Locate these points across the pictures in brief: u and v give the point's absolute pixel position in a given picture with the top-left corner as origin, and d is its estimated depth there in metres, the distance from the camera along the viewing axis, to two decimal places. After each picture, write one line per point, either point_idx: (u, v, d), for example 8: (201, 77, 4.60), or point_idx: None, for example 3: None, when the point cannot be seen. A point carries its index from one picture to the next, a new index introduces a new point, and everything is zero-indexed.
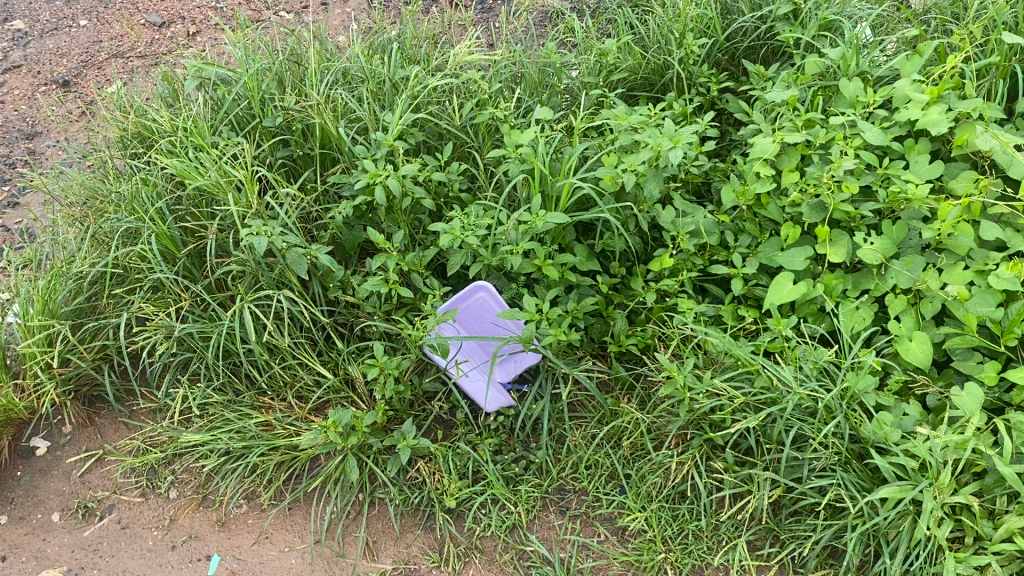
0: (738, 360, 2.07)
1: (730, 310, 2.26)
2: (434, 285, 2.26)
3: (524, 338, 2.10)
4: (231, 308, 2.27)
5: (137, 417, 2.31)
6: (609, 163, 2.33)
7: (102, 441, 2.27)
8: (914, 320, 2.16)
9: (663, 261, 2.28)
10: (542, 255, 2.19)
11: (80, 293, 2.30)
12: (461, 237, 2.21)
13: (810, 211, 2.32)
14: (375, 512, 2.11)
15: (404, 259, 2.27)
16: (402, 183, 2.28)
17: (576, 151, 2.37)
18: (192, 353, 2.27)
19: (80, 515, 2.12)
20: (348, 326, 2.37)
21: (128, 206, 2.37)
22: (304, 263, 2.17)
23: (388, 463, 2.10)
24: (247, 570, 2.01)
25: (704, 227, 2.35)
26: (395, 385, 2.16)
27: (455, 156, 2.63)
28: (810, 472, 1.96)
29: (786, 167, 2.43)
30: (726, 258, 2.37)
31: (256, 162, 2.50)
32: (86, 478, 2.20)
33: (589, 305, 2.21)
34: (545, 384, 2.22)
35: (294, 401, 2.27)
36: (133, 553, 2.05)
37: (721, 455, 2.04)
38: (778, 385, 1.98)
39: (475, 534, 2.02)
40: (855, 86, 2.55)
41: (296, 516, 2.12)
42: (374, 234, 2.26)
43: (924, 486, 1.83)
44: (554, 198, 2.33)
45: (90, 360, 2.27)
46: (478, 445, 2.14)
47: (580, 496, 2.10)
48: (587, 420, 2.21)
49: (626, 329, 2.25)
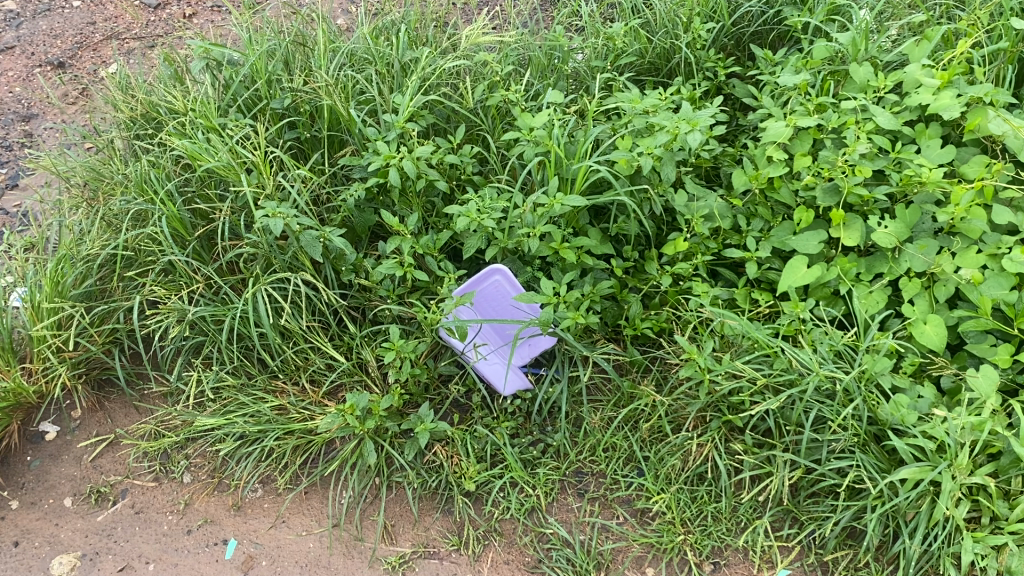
0: (756, 343, 2.07)
1: (744, 293, 2.27)
2: (449, 269, 2.25)
3: (542, 321, 2.09)
4: (243, 292, 2.24)
5: (148, 401, 2.28)
6: (623, 146, 2.32)
7: (112, 426, 2.24)
8: (927, 303, 2.18)
9: (677, 245, 2.29)
10: (559, 239, 2.19)
11: (90, 276, 2.26)
12: (476, 219, 2.20)
13: (824, 195, 2.33)
14: (393, 496, 2.10)
15: (418, 242, 2.25)
16: (416, 165, 2.26)
17: (590, 134, 2.36)
18: (204, 336, 2.24)
19: (92, 500, 2.10)
20: (361, 310, 2.36)
21: (137, 188, 2.33)
22: (319, 245, 2.14)
23: (405, 447, 2.09)
24: (265, 554, 2.00)
25: (718, 211, 2.35)
26: (412, 368, 2.15)
27: (465, 138, 2.61)
28: (829, 454, 1.97)
29: (799, 151, 2.44)
30: (739, 242, 2.37)
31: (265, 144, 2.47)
32: (98, 463, 2.17)
33: (605, 288, 2.20)
34: (561, 367, 2.22)
35: (307, 385, 2.26)
36: (147, 538, 2.04)
37: (740, 437, 2.04)
38: (796, 366, 1.99)
39: (494, 518, 2.02)
40: (866, 70, 2.55)
41: (313, 500, 2.10)
42: (388, 216, 2.24)
43: (943, 467, 1.83)
44: (569, 181, 2.32)
45: (100, 343, 2.24)
46: (495, 428, 2.13)
47: (597, 479, 2.10)
48: (603, 403, 2.20)
49: (641, 313, 2.25)
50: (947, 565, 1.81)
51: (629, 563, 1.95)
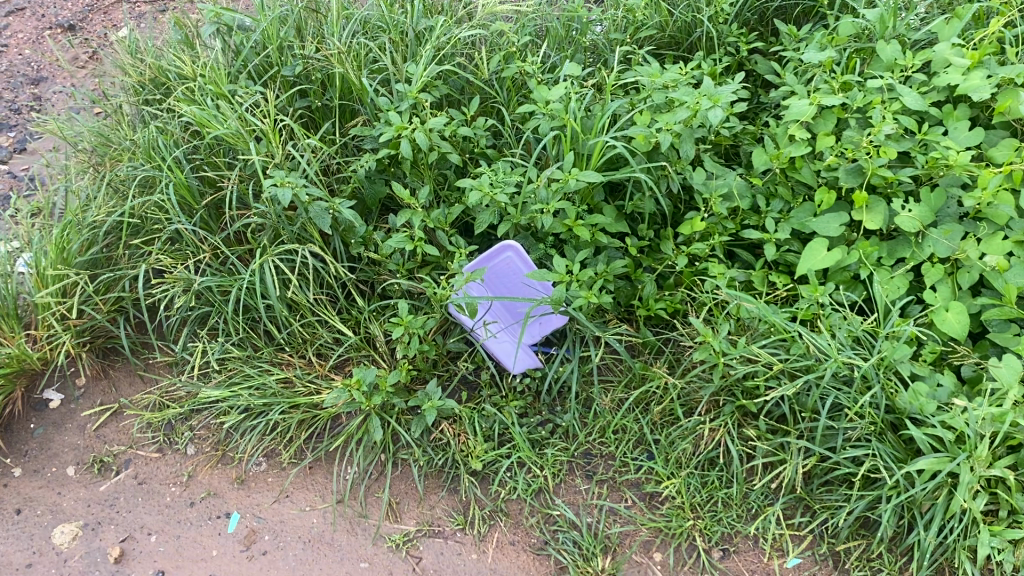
0: (773, 327, 2.02)
1: (761, 276, 2.23)
2: (460, 244, 2.21)
3: (554, 299, 2.04)
4: (250, 262, 2.20)
5: (153, 371, 2.25)
6: (642, 121, 2.26)
7: (116, 396, 2.22)
8: (950, 290, 2.13)
9: (694, 225, 2.25)
10: (573, 216, 2.15)
11: (96, 243, 2.22)
12: (489, 194, 2.15)
13: (847, 175, 2.25)
14: (398, 473, 2.07)
15: (429, 216, 2.22)
16: (428, 137, 2.21)
17: (607, 108, 2.30)
18: (210, 307, 2.20)
19: (95, 470, 2.09)
20: (369, 284, 2.32)
21: (144, 155, 2.28)
22: (328, 217, 2.10)
23: (412, 423, 2.06)
24: (268, 529, 1.98)
25: (736, 190, 2.31)
26: (420, 344, 2.12)
27: (479, 110, 2.55)
28: (845, 442, 1.92)
29: (822, 130, 2.37)
30: (757, 223, 2.32)
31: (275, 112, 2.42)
32: (101, 432, 2.15)
33: (619, 267, 2.16)
34: (572, 347, 2.17)
35: (314, 358, 2.23)
36: (150, 509, 2.02)
37: (754, 423, 1.99)
38: (813, 352, 1.93)
39: (500, 498, 1.99)
40: (893, 49, 2.48)
41: (318, 474, 2.08)
42: (399, 189, 2.19)
43: (961, 458, 1.79)
44: (585, 157, 2.27)
45: (105, 312, 2.20)
46: (503, 407, 2.10)
47: (606, 461, 2.06)
48: (614, 384, 2.15)
49: (655, 293, 2.21)
50: (962, 558, 1.77)
51: (636, 547, 1.91)
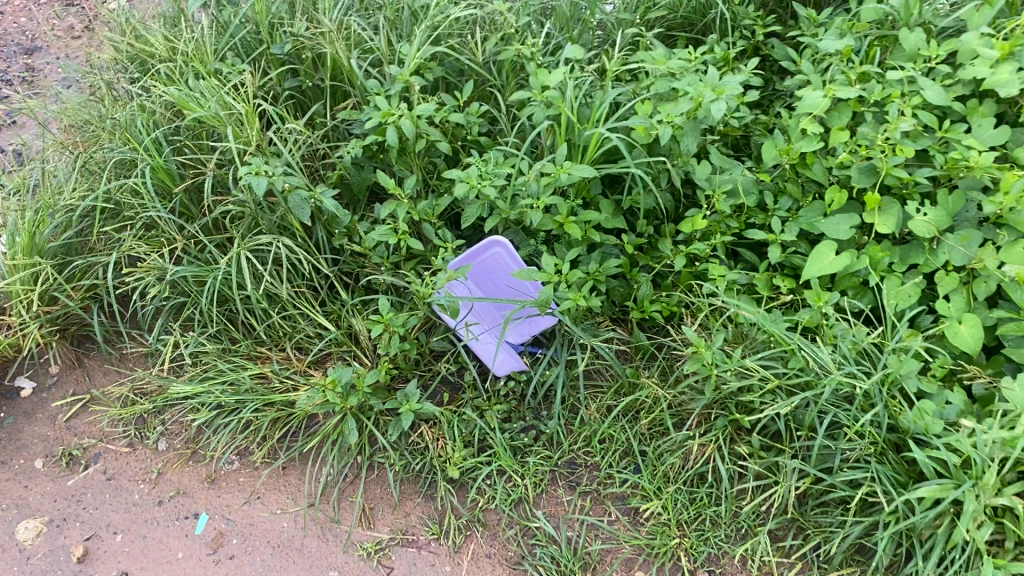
0: (772, 338, 1.89)
1: (764, 279, 2.11)
2: (447, 237, 2.10)
3: (541, 301, 1.95)
4: (227, 252, 2.10)
5: (128, 361, 2.17)
6: (643, 111, 2.13)
7: (89, 385, 2.15)
8: (964, 301, 1.99)
9: (694, 223, 2.12)
10: (565, 212, 2.03)
11: (69, 227, 2.13)
12: (477, 187, 2.05)
13: (860, 174, 2.12)
14: (374, 477, 1.99)
15: (415, 208, 2.12)
16: (415, 124, 2.10)
17: (607, 97, 2.17)
18: (185, 298, 2.11)
19: (64, 464, 2.03)
20: (354, 275, 2.22)
21: (122, 136, 2.18)
22: (307, 207, 2.00)
23: (389, 426, 1.97)
24: (236, 532, 1.91)
25: (742, 186, 2.18)
26: (401, 343, 2.03)
27: (476, 94, 2.43)
28: (842, 463, 1.81)
29: (836, 125, 2.23)
30: (763, 221, 2.20)
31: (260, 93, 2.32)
32: (72, 424, 2.09)
33: (612, 267, 2.05)
34: (560, 350, 2.07)
35: (292, 352, 2.14)
36: (117, 507, 1.96)
37: (747, 439, 1.87)
38: (813, 367, 1.81)
39: (478, 507, 1.91)
40: (917, 37, 2.32)
41: (291, 476, 2.00)
42: (384, 178, 2.09)
43: (966, 486, 1.68)
44: (581, 148, 2.15)
45: (78, 300, 2.12)
46: (485, 411, 2.00)
47: (591, 471, 1.96)
48: (603, 390, 2.05)
49: (651, 294, 2.10)
50: None
51: (617, 565, 1.82)
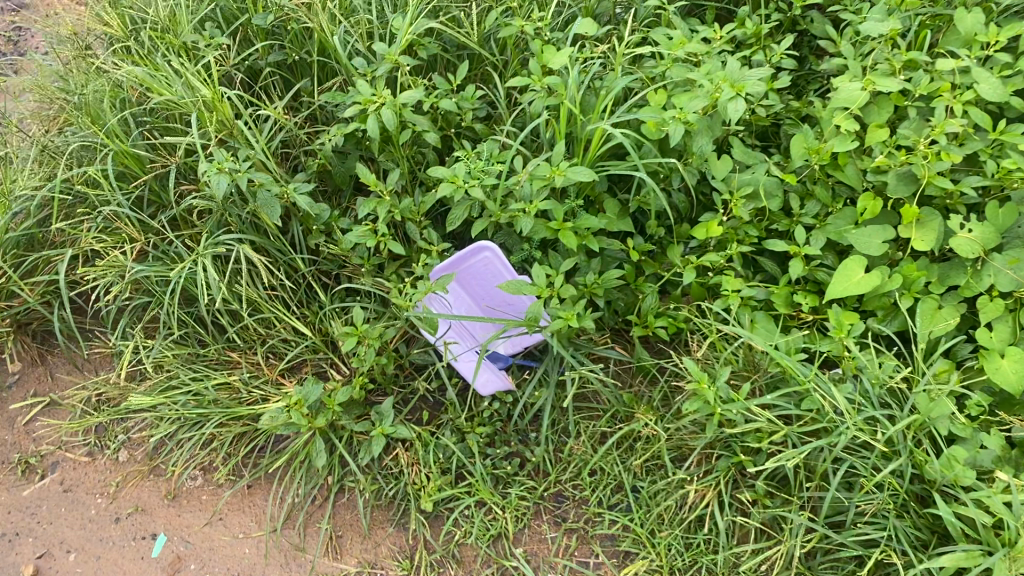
0: (786, 371, 1.68)
1: (783, 296, 1.90)
2: (432, 240, 1.91)
3: (531, 318, 1.77)
4: (194, 250, 1.94)
5: (92, 361, 2.03)
6: (654, 103, 1.90)
7: (51, 386, 2.02)
8: (1010, 330, 1.75)
9: (708, 230, 1.91)
10: (561, 217, 1.83)
11: (29, 217, 1.97)
12: (464, 187, 1.84)
13: (897, 181, 1.88)
14: (344, 500, 1.84)
15: (398, 205, 1.93)
16: (399, 113, 1.90)
17: (616, 85, 1.94)
18: (149, 298, 1.96)
19: (20, 472, 1.91)
20: (334, 275, 2.04)
21: (85, 118, 2.01)
22: (277, 205, 1.83)
23: (361, 448, 1.82)
24: (194, 557, 1.78)
25: (764, 189, 1.95)
26: (378, 356, 1.86)
27: (475, 74, 2.20)
28: (857, 517, 1.61)
29: (874, 121, 1.98)
30: (786, 229, 1.98)
31: (237, 70, 2.13)
32: (31, 428, 1.97)
33: (611, 280, 1.85)
34: (550, 368, 1.88)
35: (264, 358, 1.98)
36: (72, 523, 1.84)
37: (751, 483, 1.67)
38: (828, 410, 1.60)
39: (453, 541, 1.75)
40: (975, 18, 2.03)
41: (256, 496, 1.86)
42: (364, 173, 1.90)
43: (999, 555, 1.45)
44: (584, 142, 1.93)
45: (38, 296, 1.97)
46: (467, 434, 1.84)
47: (579, 506, 1.79)
48: (598, 415, 1.86)
49: (655, 308, 1.89)
50: None
51: None
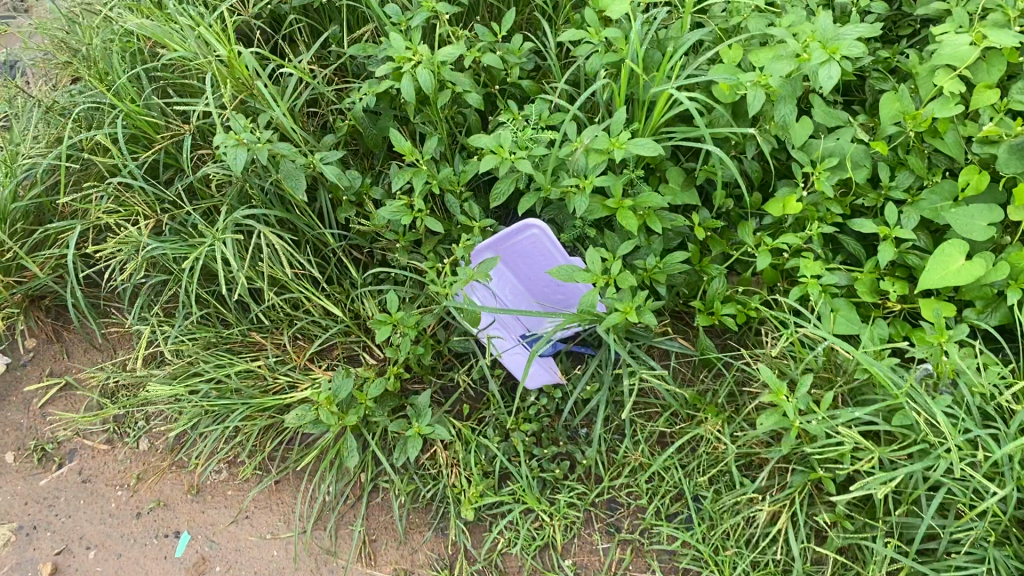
0: (874, 379, 1.48)
1: (868, 282, 1.69)
2: (474, 215, 1.72)
3: (584, 309, 1.58)
4: (214, 224, 1.77)
5: (108, 341, 1.90)
6: (729, 60, 1.66)
7: (67, 367, 1.89)
8: None
9: (785, 207, 1.69)
10: (619, 194, 1.62)
11: (36, 185, 1.81)
12: (510, 158, 1.63)
13: (1009, 156, 1.64)
14: (378, 500, 1.70)
15: (436, 176, 1.73)
16: (437, 71, 1.68)
17: (684, 38, 1.70)
18: (167, 275, 1.80)
19: (36, 460, 1.79)
20: (366, 250, 1.87)
21: (93, 75, 1.82)
22: (301, 177, 1.64)
23: (396, 447, 1.67)
24: (219, 559, 1.66)
25: (850, 160, 1.72)
26: (414, 345, 1.69)
27: (522, 20, 1.97)
28: (951, 547, 1.42)
29: (982, 80, 1.71)
30: (873, 204, 1.75)
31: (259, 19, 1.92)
32: (47, 411, 1.85)
33: (674, 264, 1.64)
34: (604, 361, 1.70)
35: (292, 341, 1.83)
36: (91, 517, 1.73)
37: (829, 502, 1.49)
38: (923, 427, 1.40)
39: (495, 551, 1.60)
40: None
41: (284, 493, 1.73)
42: (398, 140, 1.69)
43: None
44: (647, 105, 1.70)
45: (48, 270, 1.82)
46: (511, 432, 1.68)
47: (634, 515, 1.63)
48: (656, 414, 1.69)
49: (721, 294, 1.70)
50: None
51: None
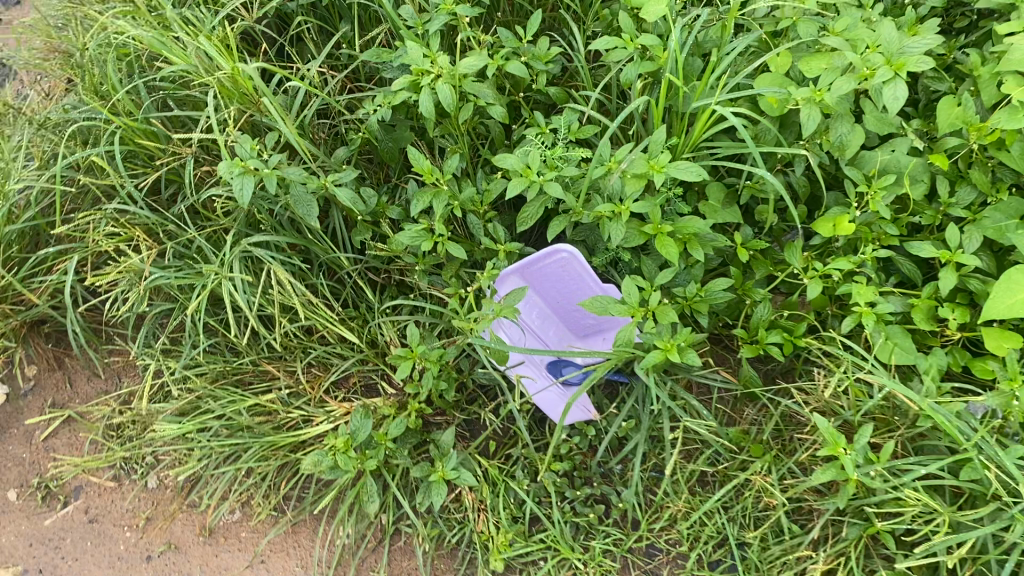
0: (939, 426, 1.36)
1: (926, 309, 1.56)
2: (500, 239, 1.60)
3: (622, 346, 1.46)
4: (222, 249, 1.65)
5: (113, 369, 1.79)
6: (777, 70, 1.52)
7: (70, 396, 1.79)
8: None
9: (838, 227, 1.55)
10: (658, 219, 1.49)
11: (29, 206, 1.69)
12: (540, 181, 1.50)
13: None
14: (402, 543, 1.60)
15: (458, 196, 1.60)
16: (459, 83, 1.54)
17: (728, 44, 1.55)
18: (172, 303, 1.69)
19: (40, 498, 1.70)
20: (383, 272, 1.75)
21: (87, 87, 1.69)
22: (313, 203, 1.51)
23: (419, 489, 1.57)
24: None
25: (907, 175, 1.58)
26: (437, 380, 1.58)
27: (546, 16, 1.82)
28: None
29: None
30: (931, 222, 1.61)
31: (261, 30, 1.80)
32: (50, 444, 1.75)
33: (718, 294, 1.52)
34: (640, 396, 1.59)
35: (306, 370, 1.72)
36: (99, 560, 1.65)
37: (888, 557, 1.39)
38: (995, 485, 1.29)
39: None
40: None
41: (301, 535, 1.63)
42: (417, 159, 1.56)
43: None
44: (687, 118, 1.57)
45: (46, 297, 1.71)
46: (542, 472, 1.57)
47: (674, 562, 1.55)
48: (696, 452, 1.58)
49: (767, 323, 1.58)
50: None
51: None
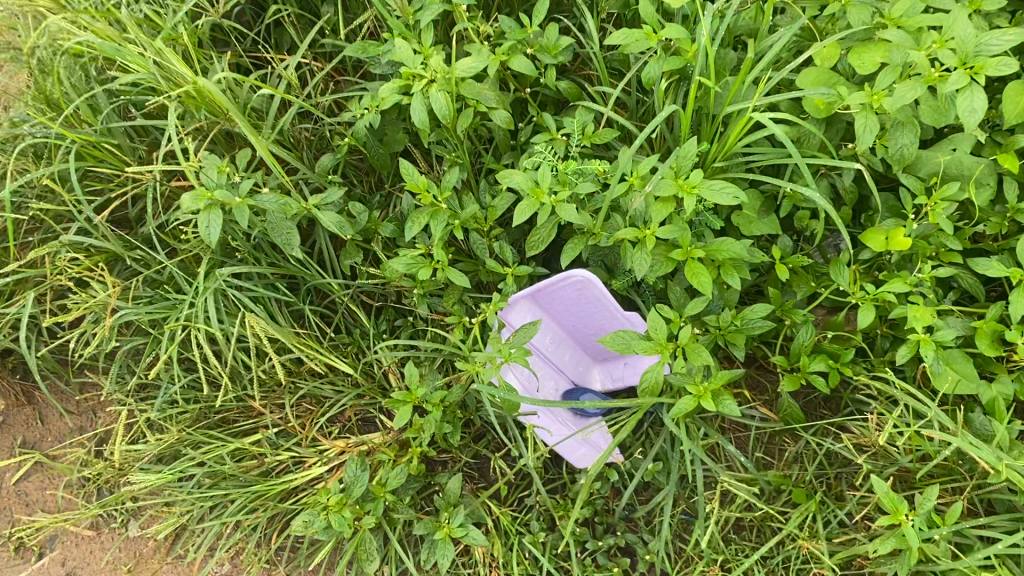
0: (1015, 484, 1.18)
1: (993, 334, 1.37)
2: (505, 262, 1.41)
3: (649, 391, 1.28)
4: (195, 278, 1.47)
5: (87, 404, 1.63)
6: (825, 65, 1.30)
7: (41, 435, 1.63)
8: None
9: (893, 244, 1.35)
10: (687, 243, 1.29)
11: None
12: (551, 201, 1.30)
13: None
14: None
15: (457, 215, 1.40)
16: (454, 87, 1.33)
17: (767, 33, 1.33)
18: (144, 338, 1.52)
19: (12, 550, 1.56)
20: (378, 294, 1.56)
21: (38, 96, 1.49)
22: (293, 231, 1.32)
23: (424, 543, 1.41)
24: None
25: (973, 179, 1.37)
26: (440, 423, 1.41)
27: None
28: None
29: None
30: (999, 231, 1.41)
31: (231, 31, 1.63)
32: (22, 489, 1.60)
33: (755, 325, 1.33)
34: (667, 435, 1.42)
35: (296, 405, 1.56)
36: None
37: None
38: None
39: None
40: None
41: None
42: (409, 174, 1.36)
43: None
44: (718, 121, 1.36)
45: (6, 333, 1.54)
46: (559, 522, 1.41)
47: None
48: (731, 497, 1.41)
49: (811, 354, 1.39)
50: None
51: None
